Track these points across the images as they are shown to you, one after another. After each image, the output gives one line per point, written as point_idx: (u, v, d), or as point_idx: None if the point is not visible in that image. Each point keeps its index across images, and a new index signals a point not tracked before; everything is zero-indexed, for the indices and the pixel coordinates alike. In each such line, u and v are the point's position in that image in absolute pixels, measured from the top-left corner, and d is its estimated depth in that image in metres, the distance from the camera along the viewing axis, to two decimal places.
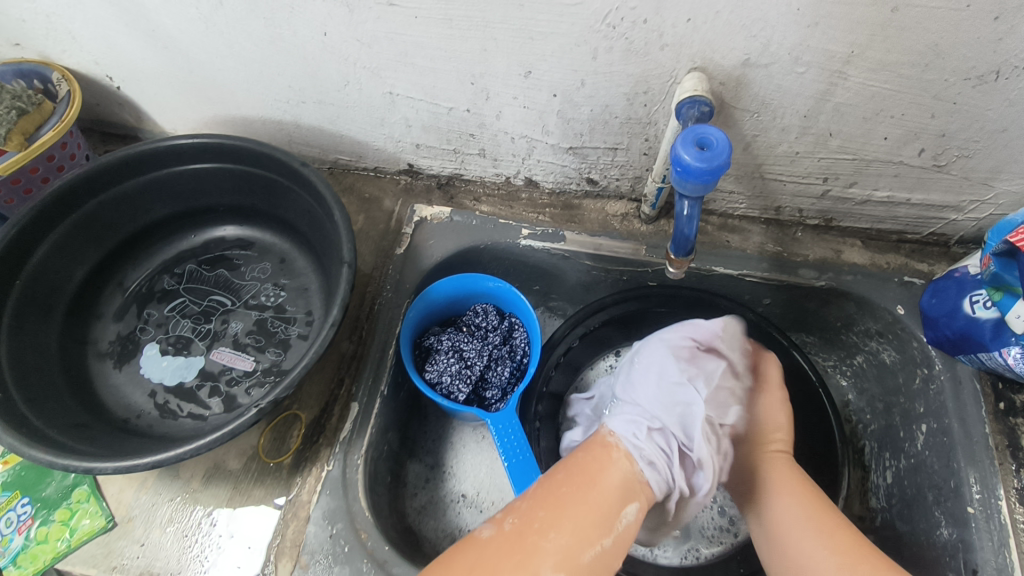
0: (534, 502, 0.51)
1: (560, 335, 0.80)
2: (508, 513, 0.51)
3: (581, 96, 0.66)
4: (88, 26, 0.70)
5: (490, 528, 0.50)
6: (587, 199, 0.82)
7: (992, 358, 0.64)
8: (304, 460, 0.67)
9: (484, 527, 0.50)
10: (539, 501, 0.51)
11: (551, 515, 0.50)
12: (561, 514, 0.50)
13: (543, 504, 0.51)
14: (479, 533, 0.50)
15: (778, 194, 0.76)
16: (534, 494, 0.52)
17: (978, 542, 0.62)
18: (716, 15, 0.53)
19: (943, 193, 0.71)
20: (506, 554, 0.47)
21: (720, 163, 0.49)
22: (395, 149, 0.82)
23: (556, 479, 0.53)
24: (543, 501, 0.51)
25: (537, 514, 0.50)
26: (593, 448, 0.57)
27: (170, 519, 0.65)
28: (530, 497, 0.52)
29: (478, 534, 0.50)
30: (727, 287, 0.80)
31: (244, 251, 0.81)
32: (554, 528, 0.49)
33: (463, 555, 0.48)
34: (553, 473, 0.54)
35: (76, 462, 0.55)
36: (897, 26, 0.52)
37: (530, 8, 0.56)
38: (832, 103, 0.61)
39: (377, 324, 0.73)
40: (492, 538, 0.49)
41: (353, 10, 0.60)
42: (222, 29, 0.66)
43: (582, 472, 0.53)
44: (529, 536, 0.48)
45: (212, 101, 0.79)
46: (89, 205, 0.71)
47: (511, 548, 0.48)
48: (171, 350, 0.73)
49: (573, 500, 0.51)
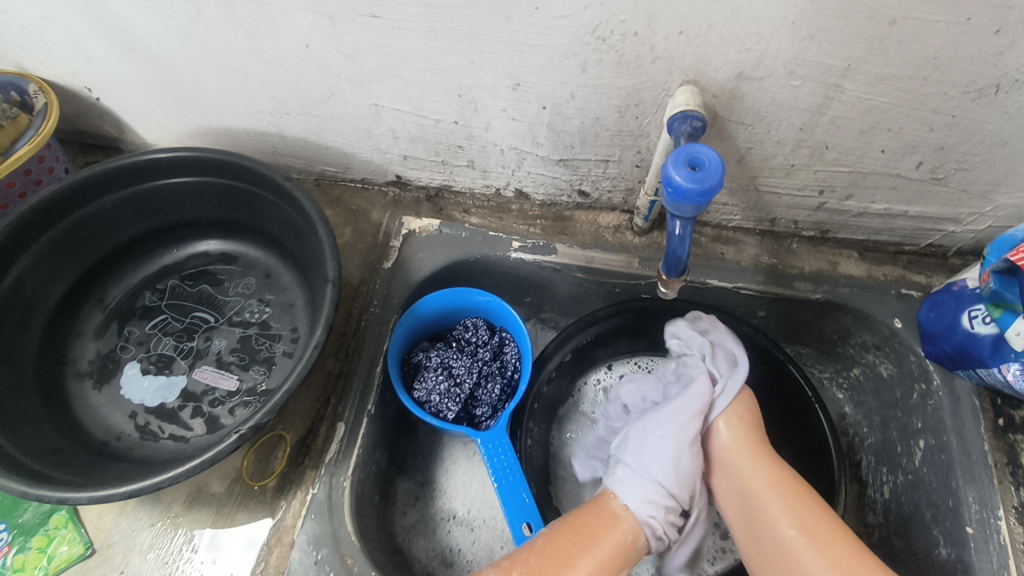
0: (538, 558, 0.54)
1: (551, 350, 0.77)
2: (514, 563, 0.54)
3: (572, 108, 0.64)
4: (64, 37, 0.68)
5: (493, 571, 0.54)
6: (579, 210, 0.80)
7: (991, 374, 0.62)
8: (289, 482, 0.65)
9: (490, 570, 0.54)
10: (545, 558, 0.54)
11: (557, 571, 0.53)
12: (566, 571, 0.53)
13: (546, 563, 0.54)
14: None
15: (773, 206, 0.74)
16: (541, 547, 0.55)
17: (978, 564, 0.61)
18: (708, 28, 0.52)
19: (941, 205, 0.69)
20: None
21: (713, 183, 0.48)
22: (383, 160, 0.80)
23: (562, 535, 0.56)
24: (549, 560, 0.54)
25: (541, 570, 0.53)
26: (602, 514, 0.58)
27: (150, 545, 0.64)
28: (536, 551, 0.55)
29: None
30: (721, 300, 0.79)
31: (228, 266, 0.79)
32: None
33: None
34: (560, 523, 0.57)
35: (50, 493, 0.53)
36: (894, 39, 0.50)
37: (518, 21, 0.55)
38: (827, 116, 0.60)
39: (363, 341, 0.71)
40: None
41: (335, 22, 0.59)
42: (201, 40, 0.64)
43: (586, 531, 0.56)
44: None
45: (194, 112, 0.77)
46: (66, 221, 0.69)
47: None
48: (152, 369, 0.72)
49: (574, 558, 0.54)
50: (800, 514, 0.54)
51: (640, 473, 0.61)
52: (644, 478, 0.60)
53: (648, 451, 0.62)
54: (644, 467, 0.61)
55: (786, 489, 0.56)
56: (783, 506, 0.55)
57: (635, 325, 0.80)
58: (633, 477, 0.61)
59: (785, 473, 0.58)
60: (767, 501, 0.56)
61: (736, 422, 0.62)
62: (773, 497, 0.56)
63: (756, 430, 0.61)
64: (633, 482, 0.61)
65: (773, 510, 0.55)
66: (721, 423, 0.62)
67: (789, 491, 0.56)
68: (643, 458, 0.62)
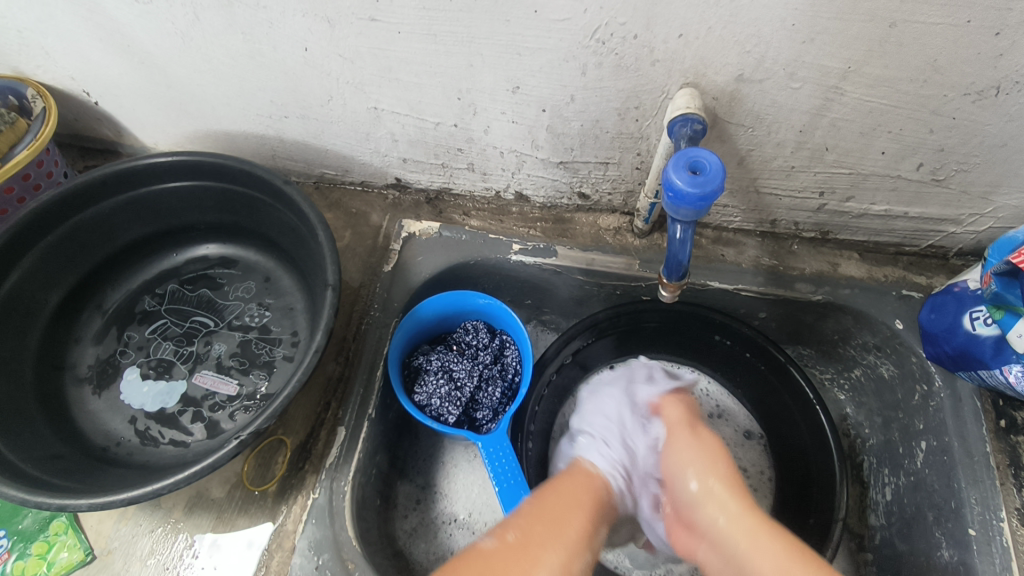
0: (530, 517, 0.52)
1: (552, 352, 0.76)
2: (506, 527, 0.50)
3: (571, 111, 0.64)
4: (62, 42, 0.68)
5: (490, 540, 0.49)
6: (579, 213, 0.80)
7: (993, 375, 0.62)
8: (290, 487, 0.65)
9: (484, 538, 0.49)
10: (535, 517, 0.52)
11: (548, 530, 0.51)
12: (556, 529, 0.52)
13: (540, 521, 0.52)
14: (480, 544, 0.49)
15: (773, 208, 0.74)
16: (528, 510, 0.53)
17: (980, 566, 0.61)
18: (708, 31, 0.52)
19: (942, 206, 0.69)
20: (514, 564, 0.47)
21: (713, 188, 0.48)
22: (382, 163, 0.80)
23: (547, 500, 0.55)
24: (541, 519, 0.52)
25: (535, 529, 0.51)
26: (575, 471, 0.62)
27: (151, 551, 0.64)
28: (526, 514, 0.52)
29: (478, 545, 0.49)
30: (721, 302, 0.79)
31: (228, 270, 0.79)
32: (552, 543, 0.50)
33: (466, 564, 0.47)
34: (540, 494, 0.56)
35: (49, 500, 0.53)
36: (894, 42, 0.50)
37: (517, 24, 0.54)
38: (828, 119, 0.59)
39: (364, 344, 0.71)
40: (495, 549, 0.48)
41: (334, 26, 0.58)
42: (200, 43, 0.64)
43: (570, 493, 0.57)
44: (530, 547, 0.49)
45: (192, 116, 0.77)
46: (65, 226, 0.69)
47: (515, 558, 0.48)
48: (152, 374, 0.71)
49: (563, 519, 0.53)
50: (771, 551, 0.48)
51: (599, 440, 0.67)
52: (603, 446, 0.66)
53: (604, 426, 0.69)
54: (602, 438, 0.67)
55: (758, 538, 0.49)
56: (763, 556, 0.48)
57: (635, 327, 0.80)
58: (593, 445, 0.66)
59: (764, 521, 0.51)
60: (738, 548, 0.49)
61: (705, 473, 0.57)
62: (749, 551, 0.49)
63: (733, 487, 0.55)
64: (594, 449, 0.66)
65: (760, 570, 0.47)
66: (689, 479, 0.57)
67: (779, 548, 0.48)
68: (602, 431, 0.68)
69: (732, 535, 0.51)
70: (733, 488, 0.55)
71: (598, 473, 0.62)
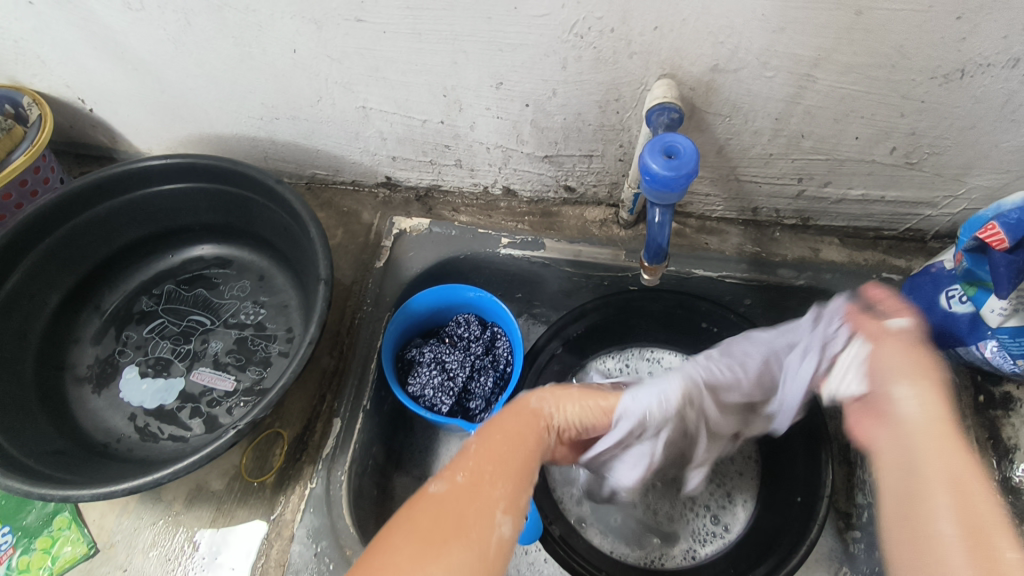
0: (480, 456, 0.48)
1: (543, 341, 0.78)
2: (454, 469, 0.47)
3: (554, 105, 0.66)
4: (56, 50, 0.70)
5: (439, 484, 0.46)
6: (565, 206, 0.82)
7: (970, 351, 0.65)
8: (287, 478, 0.67)
9: (431, 483, 0.46)
10: (483, 456, 0.48)
11: (498, 468, 0.48)
12: (504, 466, 0.48)
13: (489, 460, 0.48)
14: (428, 491, 0.45)
15: (754, 196, 0.76)
16: (476, 449, 0.49)
17: None
18: (682, 23, 0.54)
19: (916, 189, 0.71)
20: (466, 506, 0.44)
21: (688, 170, 0.49)
22: (372, 162, 0.82)
23: (492, 438, 0.51)
24: (491, 459, 0.48)
25: (486, 468, 0.47)
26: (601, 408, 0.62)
27: (152, 543, 0.66)
28: (475, 454, 0.49)
29: (427, 490, 0.45)
30: (707, 289, 0.80)
31: (223, 270, 0.81)
32: (504, 479, 0.47)
33: (418, 509, 0.44)
34: (485, 430, 0.52)
35: (54, 491, 0.55)
36: (861, 29, 0.52)
37: (498, 20, 0.56)
38: (801, 106, 0.61)
39: (358, 339, 0.72)
40: (445, 494, 0.45)
41: (322, 27, 0.60)
42: (191, 48, 0.66)
43: (514, 430, 0.52)
44: (482, 488, 0.46)
45: (185, 119, 0.79)
46: (63, 230, 0.71)
47: (469, 500, 0.44)
48: (150, 372, 0.73)
49: (509, 453, 0.50)
50: (989, 531, 0.39)
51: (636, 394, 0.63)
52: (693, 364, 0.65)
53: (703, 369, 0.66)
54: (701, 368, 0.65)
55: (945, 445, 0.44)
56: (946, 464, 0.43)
57: (625, 319, 0.82)
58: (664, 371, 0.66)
59: (984, 469, 0.43)
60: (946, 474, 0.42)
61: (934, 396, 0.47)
62: (928, 450, 0.44)
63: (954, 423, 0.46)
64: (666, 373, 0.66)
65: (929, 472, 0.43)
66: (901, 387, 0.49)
67: (970, 521, 0.39)
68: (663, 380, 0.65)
69: (966, 502, 0.40)
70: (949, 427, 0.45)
71: (555, 406, 0.58)
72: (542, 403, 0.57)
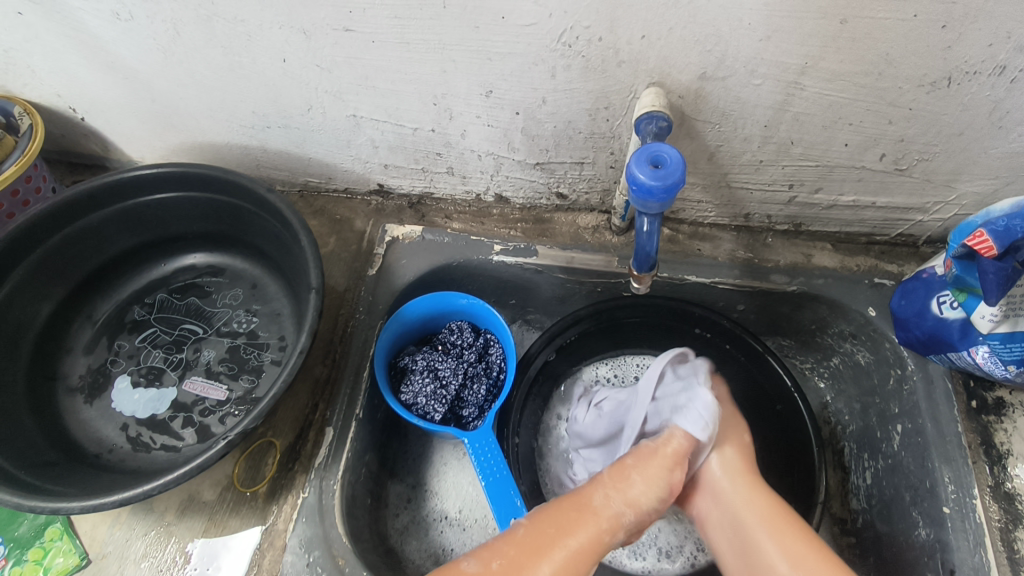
0: (519, 544, 0.49)
1: (536, 349, 0.77)
2: (493, 552, 0.48)
3: (544, 113, 0.66)
4: (46, 60, 0.70)
5: (473, 564, 0.47)
6: (558, 212, 0.82)
7: (961, 358, 0.65)
8: (280, 488, 0.67)
9: (467, 559, 0.48)
10: (523, 547, 0.48)
11: (532, 561, 0.47)
12: (538, 562, 0.47)
13: (527, 550, 0.48)
14: (463, 564, 0.47)
15: (745, 202, 0.76)
16: (518, 537, 0.49)
17: (954, 542, 0.62)
18: (669, 32, 0.54)
19: (907, 195, 0.71)
20: None
21: (675, 180, 0.50)
22: (364, 170, 0.82)
23: (541, 530, 0.50)
24: (529, 550, 0.48)
25: (521, 560, 0.47)
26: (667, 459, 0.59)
27: (145, 554, 0.66)
28: (516, 541, 0.49)
29: (460, 568, 0.47)
30: (700, 295, 0.80)
31: (216, 278, 0.81)
32: None
33: None
34: (539, 518, 0.51)
35: (43, 503, 0.55)
36: (847, 37, 0.52)
37: (486, 30, 0.56)
38: (790, 113, 0.62)
39: (350, 347, 0.72)
40: None
41: (310, 37, 0.60)
42: (181, 58, 0.66)
43: (567, 524, 0.50)
44: None
45: (177, 128, 0.79)
46: (54, 240, 0.71)
47: None
48: (143, 382, 0.73)
49: (554, 544, 0.49)
50: (801, 556, 0.51)
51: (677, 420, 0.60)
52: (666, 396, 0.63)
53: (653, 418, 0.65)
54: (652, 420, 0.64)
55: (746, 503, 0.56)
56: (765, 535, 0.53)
57: (619, 322, 0.81)
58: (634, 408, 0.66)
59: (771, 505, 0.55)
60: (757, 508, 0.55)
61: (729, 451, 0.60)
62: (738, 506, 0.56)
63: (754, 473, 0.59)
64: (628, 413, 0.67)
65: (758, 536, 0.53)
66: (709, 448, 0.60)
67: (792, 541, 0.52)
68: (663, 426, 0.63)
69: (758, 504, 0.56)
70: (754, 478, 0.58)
71: (623, 499, 0.52)
72: (603, 497, 0.53)
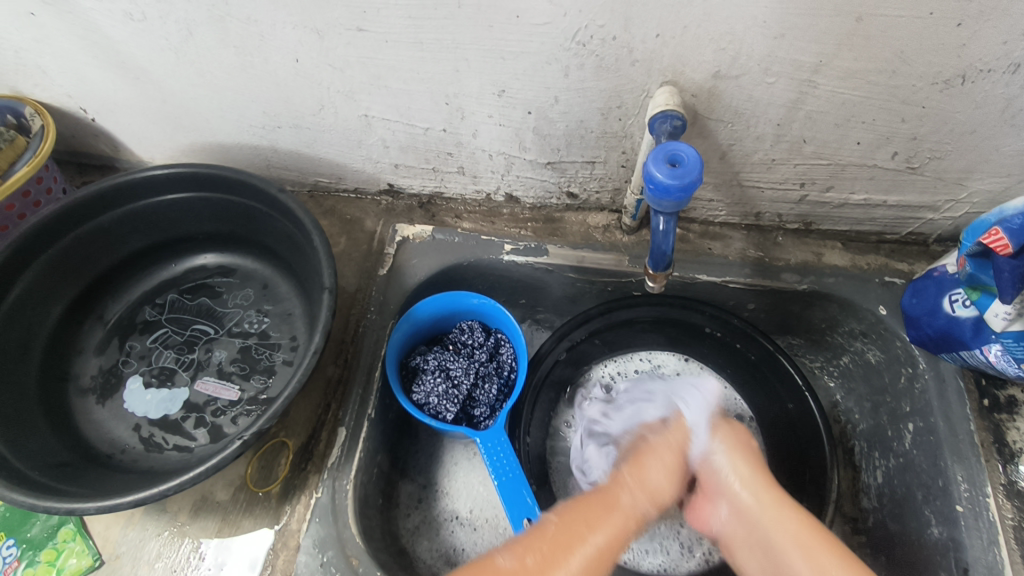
0: (554, 540, 0.48)
1: (547, 348, 0.77)
2: (527, 548, 0.48)
3: (556, 112, 0.66)
4: (58, 60, 0.70)
5: (509, 561, 0.47)
6: (568, 212, 0.82)
7: (974, 356, 0.64)
8: (293, 488, 0.67)
9: (502, 554, 0.47)
10: (559, 545, 0.48)
11: (566, 558, 0.47)
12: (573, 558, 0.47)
13: (563, 547, 0.48)
14: (497, 561, 0.47)
15: (756, 201, 0.76)
16: (551, 533, 0.49)
17: (968, 541, 0.62)
18: (684, 30, 0.54)
19: (918, 193, 0.71)
20: None
21: (692, 179, 0.50)
22: (374, 170, 0.82)
23: (573, 519, 0.50)
24: (566, 548, 0.48)
25: (557, 555, 0.47)
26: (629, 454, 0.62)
27: (158, 554, 0.65)
28: (551, 538, 0.49)
29: (496, 561, 0.47)
30: (710, 294, 0.80)
31: (226, 278, 0.81)
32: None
33: None
34: (569, 511, 0.51)
35: (59, 503, 0.55)
36: (862, 35, 0.52)
37: (500, 29, 0.56)
38: (803, 111, 0.62)
39: (362, 347, 0.72)
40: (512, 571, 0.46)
41: (323, 36, 0.60)
42: (193, 58, 0.66)
43: (595, 517, 0.51)
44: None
45: (187, 129, 0.79)
46: (66, 240, 0.71)
47: None
48: (154, 382, 0.73)
49: (584, 540, 0.49)
50: (806, 541, 0.50)
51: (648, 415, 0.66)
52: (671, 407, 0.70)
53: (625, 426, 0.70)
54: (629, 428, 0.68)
55: (779, 518, 0.52)
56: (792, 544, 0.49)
57: (629, 322, 0.81)
58: (617, 416, 0.72)
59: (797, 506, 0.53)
60: (762, 502, 0.53)
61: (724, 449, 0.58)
62: (772, 528, 0.51)
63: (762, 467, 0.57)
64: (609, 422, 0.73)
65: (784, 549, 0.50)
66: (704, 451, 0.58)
67: (798, 539, 0.50)
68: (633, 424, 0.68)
69: (763, 501, 0.54)
70: (769, 484, 0.55)
71: (645, 493, 0.54)
72: (630, 497, 0.53)
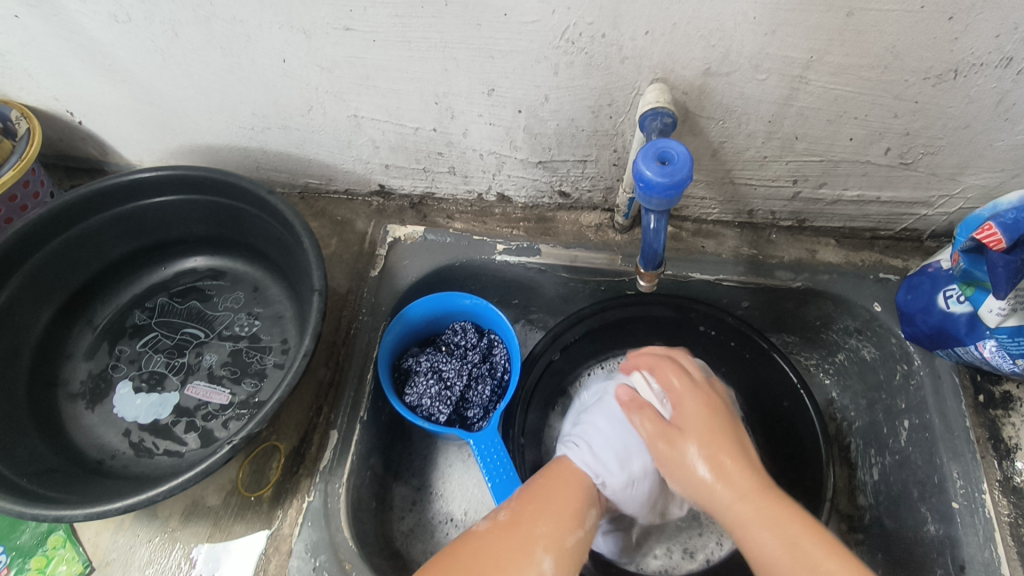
0: (522, 500, 0.53)
1: (540, 349, 0.77)
2: (498, 510, 0.52)
3: (547, 111, 0.66)
4: (43, 63, 0.69)
5: (484, 523, 0.51)
6: (561, 211, 0.82)
7: (969, 352, 0.64)
8: (284, 492, 0.66)
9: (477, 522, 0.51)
10: (525, 499, 0.53)
11: (539, 508, 0.52)
12: (547, 509, 0.52)
13: (532, 504, 0.52)
14: (474, 528, 0.51)
15: (749, 198, 0.76)
16: (518, 496, 0.54)
17: (965, 538, 0.62)
18: (673, 27, 0.53)
19: (911, 189, 0.71)
20: (507, 542, 0.49)
21: (682, 177, 0.49)
22: (365, 170, 0.81)
23: (535, 485, 0.55)
24: (532, 501, 0.53)
25: (526, 510, 0.52)
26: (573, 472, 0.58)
27: (149, 560, 0.65)
28: (519, 498, 0.53)
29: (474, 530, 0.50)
30: (704, 292, 0.80)
31: (216, 281, 0.80)
32: (544, 525, 0.50)
33: (462, 550, 0.49)
34: (532, 479, 0.56)
35: (46, 511, 0.54)
36: (853, 30, 0.52)
37: (488, 27, 0.56)
38: (795, 108, 0.61)
39: (354, 349, 0.72)
40: (488, 530, 0.50)
41: (310, 36, 0.60)
42: (179, 60, 0.66)
43: (559, 478, 0.56)
44: (522, 525, 0.50)
45: (175, 130, 0.78)
46: (52, 245, 0.70)
47: (509, 536, 0.49)
48: (144, 387, 0.72)
49: (556, 504, 0.52)
50: (776, 533, 0.47)
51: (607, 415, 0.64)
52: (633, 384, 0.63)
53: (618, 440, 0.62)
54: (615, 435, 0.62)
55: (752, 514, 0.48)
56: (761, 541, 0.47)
57: (622, 323, 0.80)
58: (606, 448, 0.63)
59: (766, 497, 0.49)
60: (729, 515, 0.49)
61: (681, 475, 0.52)
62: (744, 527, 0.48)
63: (723, 461, 0.51)
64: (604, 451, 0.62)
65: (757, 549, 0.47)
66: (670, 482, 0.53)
67: (775, 548, 0.46)
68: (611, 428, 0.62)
69: (734, 510, 0.49)
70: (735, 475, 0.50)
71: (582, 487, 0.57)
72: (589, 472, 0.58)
